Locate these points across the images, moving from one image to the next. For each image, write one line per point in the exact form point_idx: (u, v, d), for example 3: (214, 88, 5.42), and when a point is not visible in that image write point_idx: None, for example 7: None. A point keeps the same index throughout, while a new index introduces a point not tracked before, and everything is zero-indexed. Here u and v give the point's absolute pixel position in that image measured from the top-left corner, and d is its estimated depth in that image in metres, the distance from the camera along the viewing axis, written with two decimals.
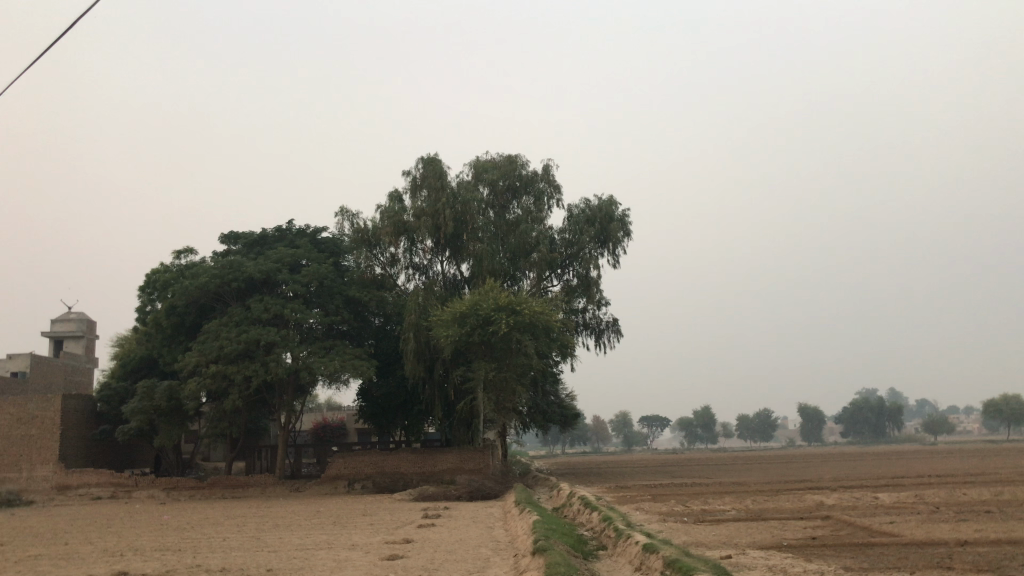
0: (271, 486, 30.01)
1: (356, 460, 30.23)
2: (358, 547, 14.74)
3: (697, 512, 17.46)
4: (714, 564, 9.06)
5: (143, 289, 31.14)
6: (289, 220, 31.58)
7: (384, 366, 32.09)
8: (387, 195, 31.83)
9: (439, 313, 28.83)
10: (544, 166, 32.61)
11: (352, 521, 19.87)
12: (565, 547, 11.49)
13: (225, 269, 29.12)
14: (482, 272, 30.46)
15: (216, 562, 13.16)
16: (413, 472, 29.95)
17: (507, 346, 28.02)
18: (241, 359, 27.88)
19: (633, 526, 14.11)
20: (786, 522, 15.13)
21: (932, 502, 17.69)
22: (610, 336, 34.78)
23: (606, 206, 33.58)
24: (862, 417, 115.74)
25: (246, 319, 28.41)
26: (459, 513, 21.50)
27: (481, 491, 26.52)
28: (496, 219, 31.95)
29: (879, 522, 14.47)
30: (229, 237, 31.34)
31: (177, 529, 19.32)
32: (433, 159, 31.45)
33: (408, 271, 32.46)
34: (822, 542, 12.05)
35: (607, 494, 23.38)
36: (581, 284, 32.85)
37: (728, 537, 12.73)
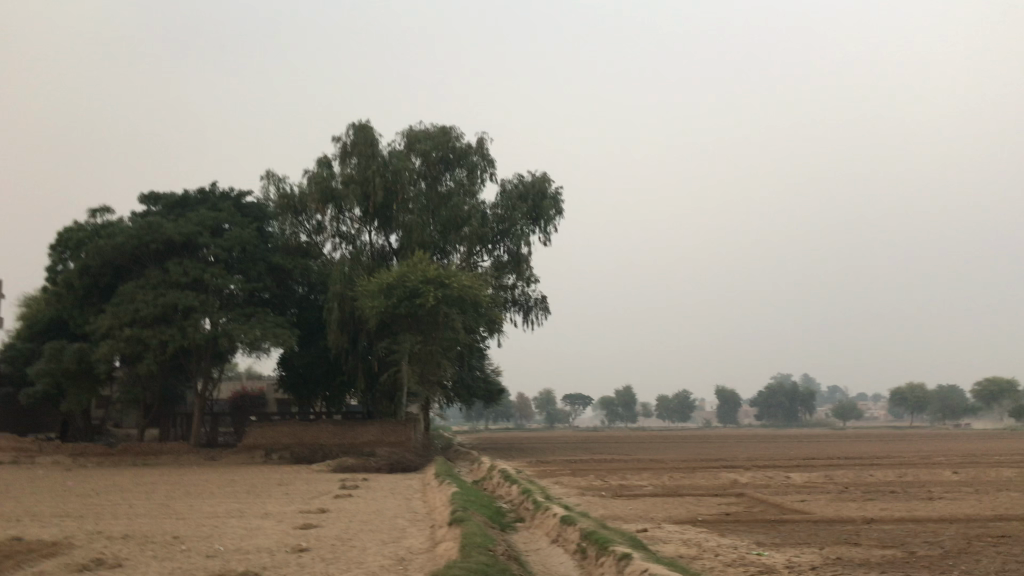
0: (185, 454, 29.20)
1: (274, 430, 29.62)
2: (271, 516, 14.39)
3: (616, 487, 17.64)
4: (630, 537, 9.06)
5: (54, 248, 29.74)
6: (213, 182, 30.53)
7: (306, 336, 31.48)
8: (316, 160, 31.07)
9: (365, 283, 28.31)
10: (478, 139, 32.34)
11: (267, 491, 19.44)
12: (483, 519, 11.40)
13: (143, 230, 28.01)
14: (411, 244, 30.12)
15: (119, 529, 12.64)
16: (332, 444, 29.50)
17: (434, 319, 27.74)
18: (158, 324, 26.90)
19: (551, 499, 14.14)
20: (701, 499, 15.40)
21: (840, 483, 18.27)
22: (538, 313, 34.84)
23: (539, 183, 33.53)
24: (777, 401, 119.45)
25: (164, 282, 27.36)
26: (377, 485, 21.26)
27: (401, 464, 26.30)
28: (427, 190, 31.46)
29: (790, 500, 14.84)
30: (149, 197, 30.13)
31: (81, 496, 18.57)
32: (364, 126, 30.80)
33: (334, 240, 31.78)
34: (736, 518, 12.26)
35: (527, 469, 23.47)
36: (511, 261, 32.84)
37: (645, 512, 12.85)
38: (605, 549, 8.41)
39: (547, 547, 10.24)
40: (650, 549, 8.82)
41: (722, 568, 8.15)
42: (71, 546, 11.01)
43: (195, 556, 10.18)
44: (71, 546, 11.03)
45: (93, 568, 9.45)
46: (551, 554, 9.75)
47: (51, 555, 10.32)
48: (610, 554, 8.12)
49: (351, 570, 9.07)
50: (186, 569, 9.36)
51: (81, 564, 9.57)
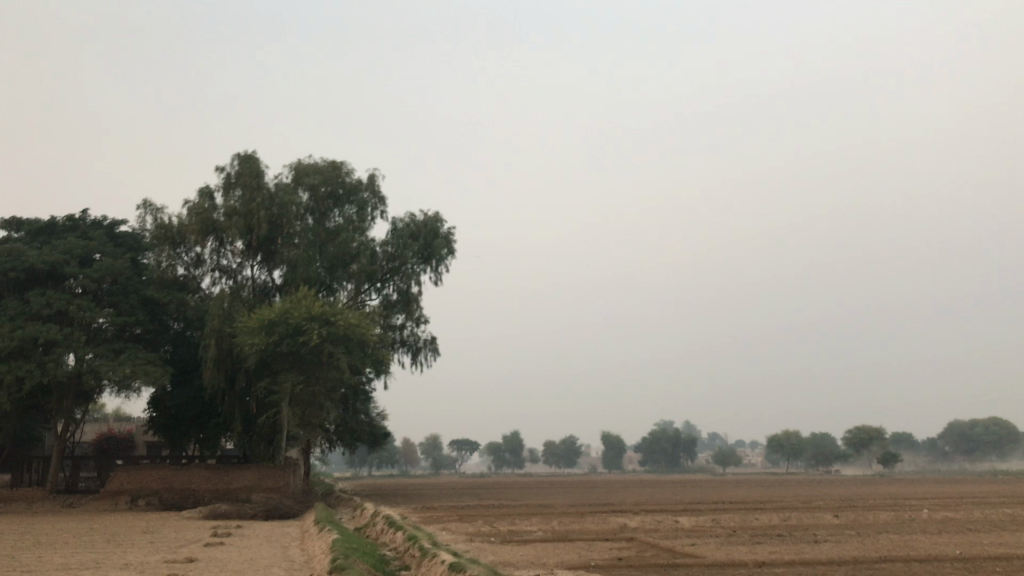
0: (39, 501, 26.91)
1: (141, 474, 27.69)
2: (131, 566, 13.16)
3: (504, 532, 17.16)
4: None
5: None
6: (84, 209, 28.72)
7: (180, 374, 29.76)
8: (198, 190, 29.73)
9: (245, 319, 27.11)
10: (369, 176, 31.79)
11: (129, 539, 17.95)
12: (365, 567, 10.67)
13: (3, 256, 25.91)
14: (296, 279, 28.99)
15: None
16: (205, 489, 27.75)
17: (318, 358, 26.59)
18: (15, 358, 24.78)
19: (437, 545, 13.49)
20: (592, 543, 15.08)
21: (727, 526, 18.38)
22: (427, 355, 34.11)
23: (431, 223, 33.14)
24: (660, 447, 121.83)
25: (23, 314, 25.30)
26: (253, 532, 20.04)
27: (278, 510, 24.93)
28: (315, 226, 30.48)
29: (679, 544, 14.72)
30: (11, 223, 27.98)
31: None
32: (249, 156, 29.74)
33: (214, 274, 30.37)
34: (627, 562, 12.01)
35: (414, 515, 22.69)
36: (400, 300, 32.14)
37: (536, 557, 12.39)
38: None
39: None
40: None
41: None
42: None
43: None
44: None
45: None
46: None
47: None
48: None
49: None
50: None
51: None
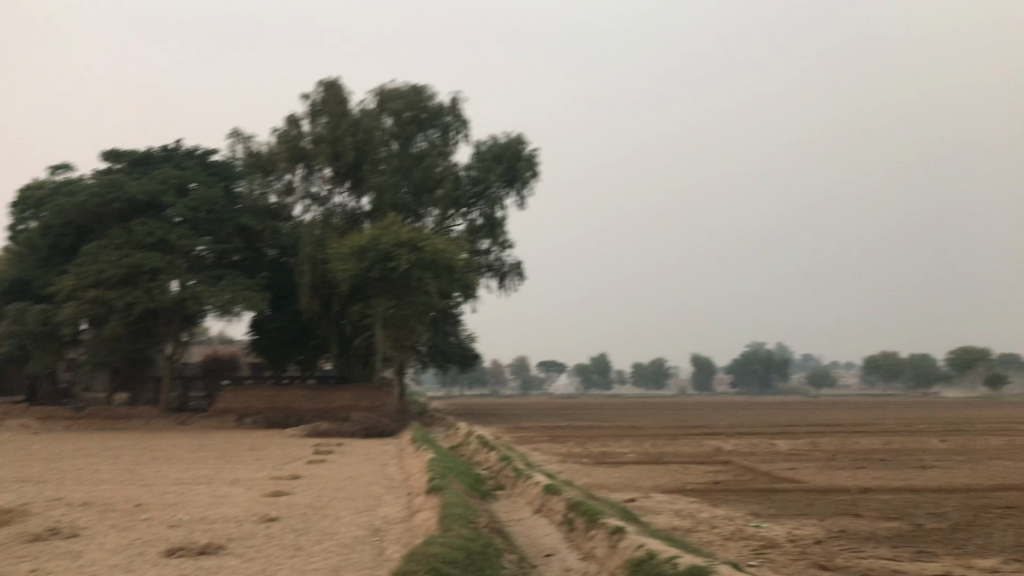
0: (154, 419, 28.48)
1: (246, 394, 28.97)
2: (241, 482, 13.72)
3: (597, 454, 17.23)
4: (620, 509, 8.49)
5: (14, 206, 28.61)
6: (179, 140, 29.42)
7: (277, 299, 30.67)
8: (285, 118, 30.02)
9: (337, 246, 27.61)
10: (452, 99, 31.43)
11: (238, 456, 18.80)
12: (463, 488, 10.75)
13: (106, 188, 26.90)
14: (383, 206, 29.35)
15: (80, 496, 11.93)
16: (306, 409, 28.84)
17: (408, 284, 26.90)
18: (123, 286, 25.95)
19: (532, 467, 13.57)
20: (687, 466, 14.94)
21: (825, 450, 18.00)
22: (513, 279, 34.22)
23: (515, 145, 32.73)
24: (751, 368, 120.69)
25: (129, 243, 26.35)
26: (352, 450, 20.70)
27: (376, 429, 25.70)
28: (400, 152, 30.56)
29: (777, 468, 14.43)
30: (112, 154, 28.95)
31: (44, 460, 17.92)
32: (333, 82, 29.81)
33: (304, 202, 30.68)
34: (726, 487, 11.82)
35: (507, 435, 23.05)
36: (485, 225, 32.12)
37: (631, 480, 12.34)
38: (595, 521, 7.76)
39: (531, 517, 9.70)
40: (641, 521, 8.26)
41: (722, 542, 7.57)
42: (27, 513, 10.33)
43: (158, 526, 9.49)
44: (26, 514, 10.29)
45: (45, 539, 8.71)
46: (535, 525, 9.17)
47: (3, 523, 9.58)
48: (602, 526, 7.47)
49: (323, 541, 8.38)
50: (146, 540, 8.67)
51: (33, 534, 8.82)
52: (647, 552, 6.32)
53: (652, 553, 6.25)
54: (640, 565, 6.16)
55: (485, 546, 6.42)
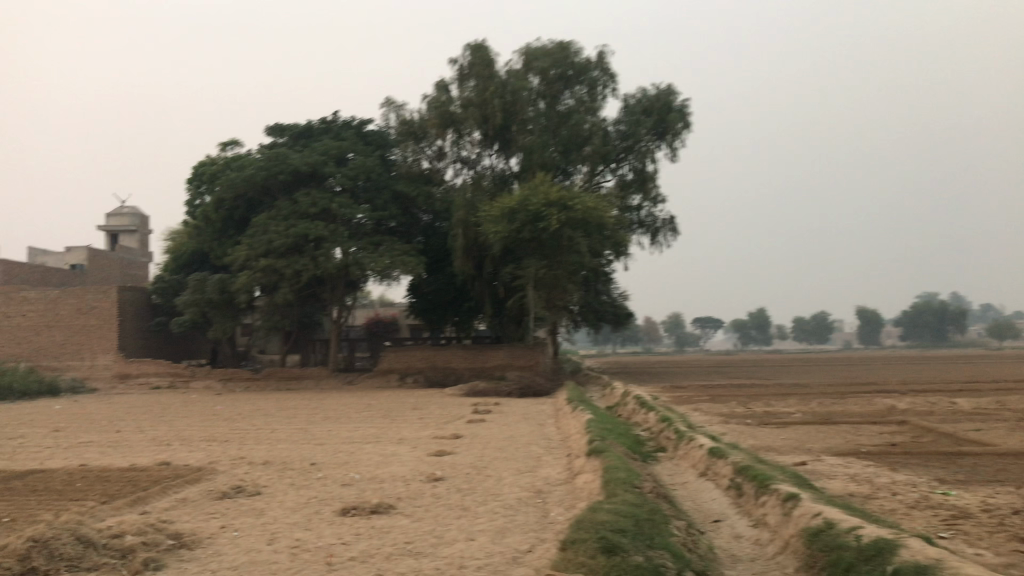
0: (324, 379, 30.10)
1: (407, 354, 30.06)
2: (406, 441, 14.22)
3: (761, 414, 16.63)
4: (793, 475, 8.07)
5: (191, 182, 30.73)
6: (335, 111, 30.47)
7: (433, 263, 31.46)
8: (434, 84, 30.45)
9: (488, 208, 27.87)
10: (598, 53, 30.80)
11: (402, 415, 19.52)
12: (624, 450, 10.59)
13: (272, 161, 28.32)
14: (531, 166, 29.30)
15: (260, 455, 12.71)
16: (464, 368, 29.62)
17: (559, 243, 26.85)
18: (292, 254, 27.35)
19: (694, 428, 13.25)
20: (859, 427, 14.15)
21: (1016, 409, 16.57)
22: (666, 235, 33.49)
23: (664, 96, 31.77)
24: (923, 321, 113.41)
25: (294, 213, 27.69)
26: (510, 409, 21.03)
27: (533, 388, 26.01)
28: (547, 111, 30.31)
29: (961, 429, 13.40)
30: (275, 128, 30.40)
31: (228, 420, 19.29)
32: (480, 45, 29.84)
33: (455, 166, 31.35)
34: (904, 450, 11.07)
35: (664, 394, 22.71)
36: (636, 179, 31.51)
37: (800, 442, 11.79)
38: (766, 487, 7.44)
39: (695, 482, 9.45)
40: (816, 487, 7.82)
41: (906, 510, 7.05)
42: (214, 471, 11.08)
43: (332, 485, 9.95)
44: (214, 472, 11.07)
45: (232, 496, 9.33)
46: (700, 489, 8.92)
47: (195, 481, 10.34)
48: (774, 494, 7.14)
49: (487, 502, 8.50)
50: (322, 499, 9.11)
51: (221, 492, 9.46)
52: (825, 521, 5.96)
53: (831, 523, 5.89)
54: (817, 535, 5.82)
55: (651, 513, 6.27)
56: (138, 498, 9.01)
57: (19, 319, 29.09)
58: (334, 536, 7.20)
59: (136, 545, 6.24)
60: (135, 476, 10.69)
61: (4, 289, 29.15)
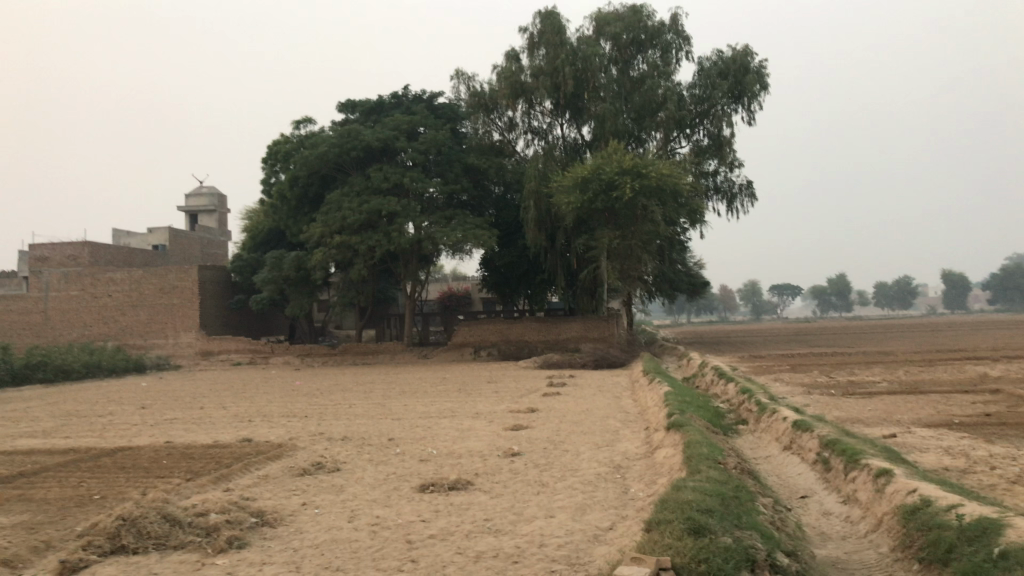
0: (400, 353, 30.48)
1: (481, 327, 30.19)
2: (482, 415, 14.25)
3: (845, 384, 16.14)
4: (884, 449, 7.74)
5: (266, 161, 31.29)
6: (406, 86, 30.51)
7: (505, 236, 31.42)
8: (504, 55, 30.19)
9: (560, 178, 27.60)
10: (672, 16, 30.04)
11: (477, 389, 19.61)
12: (704, 423, 10.36)
13: (345, 138, 28.58)
14: (604, 134, 28.74)
15: (339, 430, 12.90)
16: (537, 340, 29.62)
17: (633, 212, 26.48)
18: (366, 230, 27.64)
19: (776, 400, 12.90)
20: (950, 396, 13.59)
21: None
22: (743, 201, 32.68)
23: (741, 57, 30.83)
24: (1014, 284, 108.60)
25: (368, 189, 27.94)
26: (585, 381, 20.92)
27: (607, 359, 25.85)
28: (619, 76, 29.83)
29: None
30: (347, 105, 30.65)
31: (307, 395, 19.69)
32: (550, 12, 29.42)
33: (527, 137, 31.24)
34: (1002, 421, 10.55)
35: (741, 364, 22.27)
36: (712, 145, 30.78)
37: (888, 413, 11.35)
38: (856, 463, 7.15)
39: (779, 455, 9.18)
40: (909, 462, 7.48)
41: (1008, 486, 6.67)
42: (294, 447, 11.29)
43: (410, 460, 10.02)
44: (294, 448, 11.27)
45: (312, 472, 9.48)
46: (786, 464, 8.66)
47: (276, 457, 10.55)
48: (864, 469, 6.86)
49: (565, 478, 8.42)
50: (400, 475, 9.18)
51: (302, 468, 9.62)
52: (922, 498, 5.68)
53: (929, 501, 5.60)
54: (913, 514, 5.54)
55: (736, 490, 6.09)
56: (222, 475, 9.23)
57: (108, 300, 30.22)
58: (413, 513, 7.22)
59: (220, 523, 6.36)
60: (219, 452, 10.96)
61: (93, 271, 30.29)
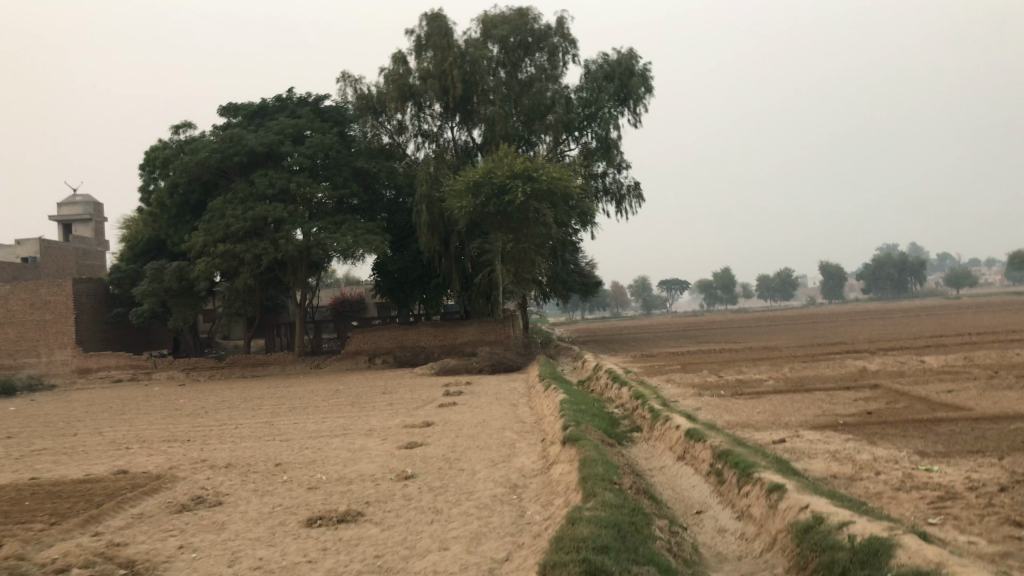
0: (291, 363, 29.52)
1: (375, 334, 29.54)
2: (375, 432, 13.83)
3: (734, 384, 16.52)
4: (775, 460, 7.79)
5: (143, 168, 29.70)
6: (290, 88, 29.55)
7: (398, 240, 30.95)
8: (391, 57, 29.69)
9: (452, 183, 27.28)
10: (557, 19, 30.18)
11: (372, 401, 19.10)
12: (599, 436, 10.27)
13: (226, 143, 27.43)
14: (495, 137, 28.59)
15: (224, 456, 12.24)
16: (434, 345, 29.25)
17: (525, 216, 26.44)
18: (251, 238, 26.64)
19: (669, 404, 12.98)
20: (833, 393, 14.04)
21: (984, 366, 16.63)
22: (632, 202, 33.22)
23: (626, 61, 31.32)
24: (885, 274, 114.96)
25: (252, 195, 26.93)
26: (482, 389, 20.66)
27: (504, 364, 25.70)
28: (508, 79, 29.87)
29: (934, 391, 13.33)
30: (228, 108, 29.43)
31: (190, 415, 18.72)
32: (436, 15, 29.07)
33: (417, 140, 30.94)
34: (882, 419, 10.90)
35: (635, 365, 22.56)
36: (600, 147, 31.11)
37: (777, 416, 11.58)
38: (749, 477, 7.16)
39: (673, 466, 9.17)
40: (799, 471, 7.54)
41: (892, 493, 6.80)
42: (174, 478, 10.61)
43: (298, 489, 9.54)
44: (174, 479, 10.59)
45: (192, 508, 8.89)
46: (680, 476, 8.65)
47: (153, 491, 9.86)
48: (758, 483, 6.87)
49: (460, 503, 8.16)
50: (287, 507, 8.71)
51: (179, 503, 9.02)
52: (814, 515, 5.69)
53: (820, 518, 5.62)
54: (806, 533, 5.56)
55: (632, 515, 5.98)
56: (90, 516, 8.55)
57: None
58: (297, 552, 6.81)
59: None
60: (88, 489, 10.18)
61: None
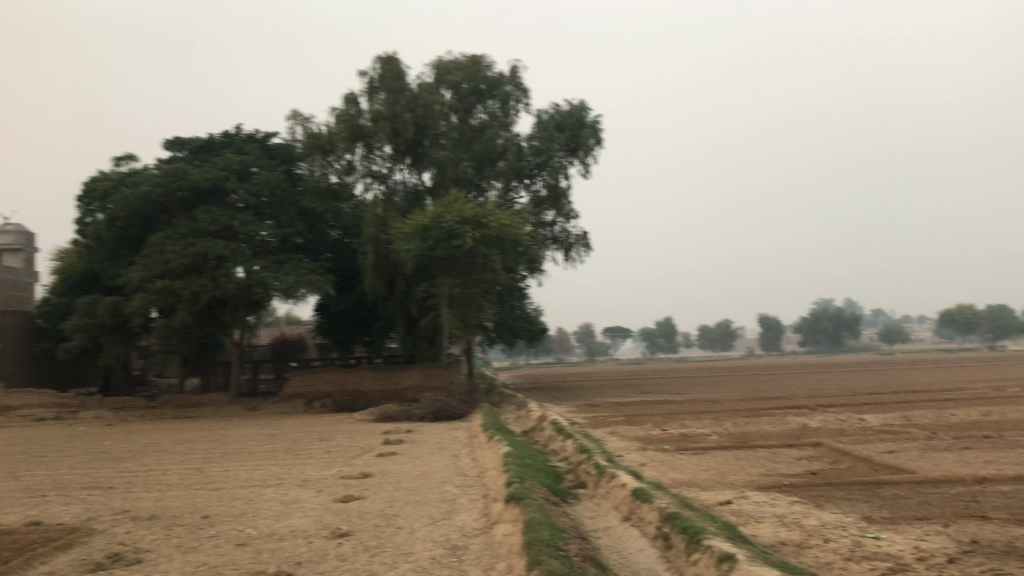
0: (226, 405, 28.56)
1: (315, 378, 28.72)
2: (310, 483, 13.29)
3: (677, 439, 16.38)
4: (725, 525, 7.57)
5: (80, 199, 28.73)
6: (238, 124, 29.09)
7: (342, 281, 30.47)
8: (343, 97, 29.51)
9: (399, 226, 26.90)
10: (511, 67, 30.43)
11: (307, 449, 18.44)
12: (543, 494, 9.99)
13: (169, 176, 26.65)
14: (445, 182, 28.63)
15: (148, 507, 11.57)
16: (374, 391, 28.69)
17: (473, 261, 26.22)
18: (190, 274, 25.84)
19: (614, 460, 12.75)
20: (776, 452, 14.02)
21: (922, 427, 16.86)
22: (579, 250, 33.28)
23: (576, 111, 31.58)
24: (821, 327, 117.38)
25: (193, 230, 26.18)
26: (423, 438, 20.12)
27: (447, 412, 25.20)
28: (459, 125, 30.00)
29: (875, 452, 13.39)
30: (174, 142, 28.75)
31: (113, 460, 17.76)
32: (390, 57, 29.10)
33: (366, 181, 30.62)
34: (828, 481, 10.84)
35: (578, 415, 22.33)
36: (549, 195, 31.19)
37: (722, 475, 11.44)
38: (698, 544, 6.95)
39: (619, 528, 8.90)
40: (749, 538, 7.33)
41: (843, 564, 6.65)
42: (91, 532, 9.94)
43: (225, 546, 9.02)
44: (93, 533, 9.94)
45: (107, 568, 8.29)
46: (626, 539, 8.39)
47: (66, 546, 9.20)
48: (708, 551, 6.65)
49: (398, 566, 7.77)
50: (212, 566, 8.19)
51: (95, 562, 8.41)
52: None
53: None
54: None
55: None
56: None
57: None
58: None
59: None
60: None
61: None
